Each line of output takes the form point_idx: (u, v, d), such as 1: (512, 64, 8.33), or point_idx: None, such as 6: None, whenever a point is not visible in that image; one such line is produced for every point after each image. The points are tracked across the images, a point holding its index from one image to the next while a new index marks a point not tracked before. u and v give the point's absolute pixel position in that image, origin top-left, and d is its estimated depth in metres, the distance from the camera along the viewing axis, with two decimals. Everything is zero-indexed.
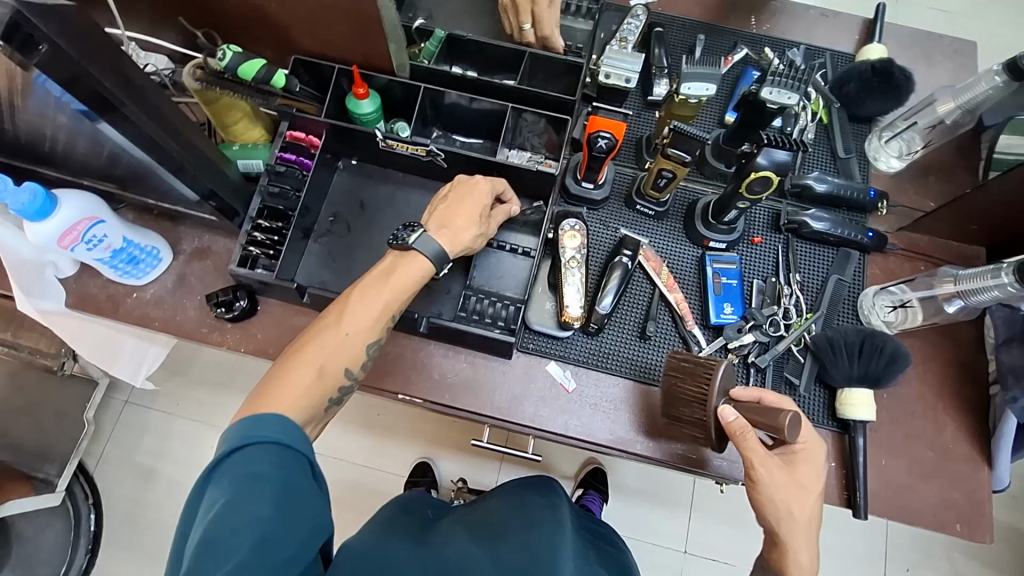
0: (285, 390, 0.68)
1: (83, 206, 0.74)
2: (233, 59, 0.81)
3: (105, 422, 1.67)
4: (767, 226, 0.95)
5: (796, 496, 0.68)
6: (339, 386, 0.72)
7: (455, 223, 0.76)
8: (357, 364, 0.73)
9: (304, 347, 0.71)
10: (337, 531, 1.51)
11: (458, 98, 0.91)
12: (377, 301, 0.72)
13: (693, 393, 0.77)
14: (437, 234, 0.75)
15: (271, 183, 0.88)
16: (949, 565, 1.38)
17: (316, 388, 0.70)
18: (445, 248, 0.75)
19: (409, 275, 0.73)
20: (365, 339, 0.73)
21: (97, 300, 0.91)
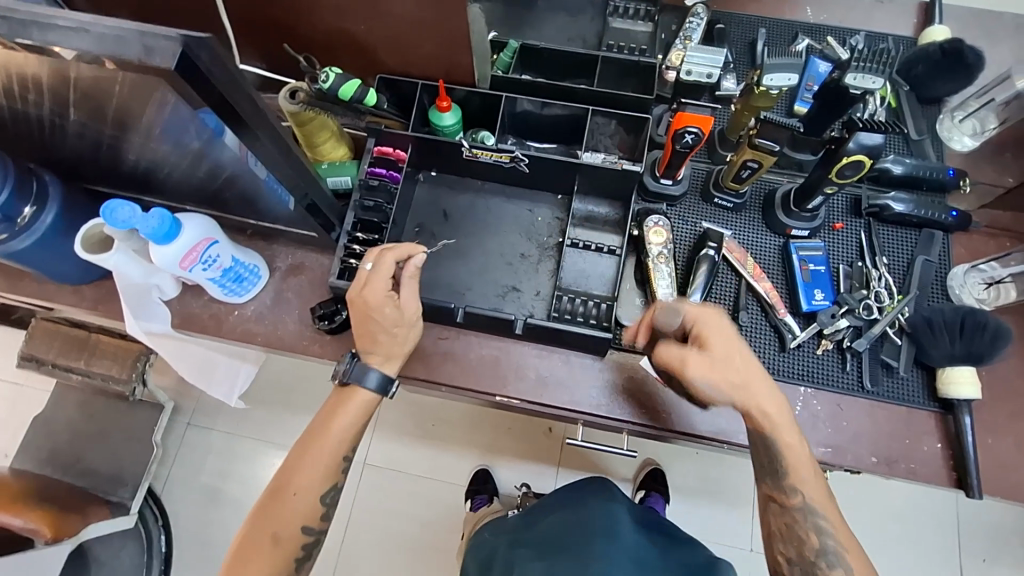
0: (250, 563, 0.80)
1: (201, 228, 0.78)
2: (335, 81, 0.83)
3: (170, 445, 1.71)
4: (847, 212, 0.95)
5: (724, 368, 0.73)
6: (303, 542, 0.84)
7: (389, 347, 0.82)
8: (313, 518, 0.84)
9: (260, 518, 0.82)
10: (404, 541, 1.52)
11: (530, 105, 0.94)
12: (324, 451, 0.83)
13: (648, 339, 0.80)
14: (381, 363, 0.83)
15: (363, 197, 0.91)
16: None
17: (279, 555, 0.82)
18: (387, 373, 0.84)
19: (350, 412, 0.84)
20: (318, 494, 0.84)
21: (200, 320, 0.95)
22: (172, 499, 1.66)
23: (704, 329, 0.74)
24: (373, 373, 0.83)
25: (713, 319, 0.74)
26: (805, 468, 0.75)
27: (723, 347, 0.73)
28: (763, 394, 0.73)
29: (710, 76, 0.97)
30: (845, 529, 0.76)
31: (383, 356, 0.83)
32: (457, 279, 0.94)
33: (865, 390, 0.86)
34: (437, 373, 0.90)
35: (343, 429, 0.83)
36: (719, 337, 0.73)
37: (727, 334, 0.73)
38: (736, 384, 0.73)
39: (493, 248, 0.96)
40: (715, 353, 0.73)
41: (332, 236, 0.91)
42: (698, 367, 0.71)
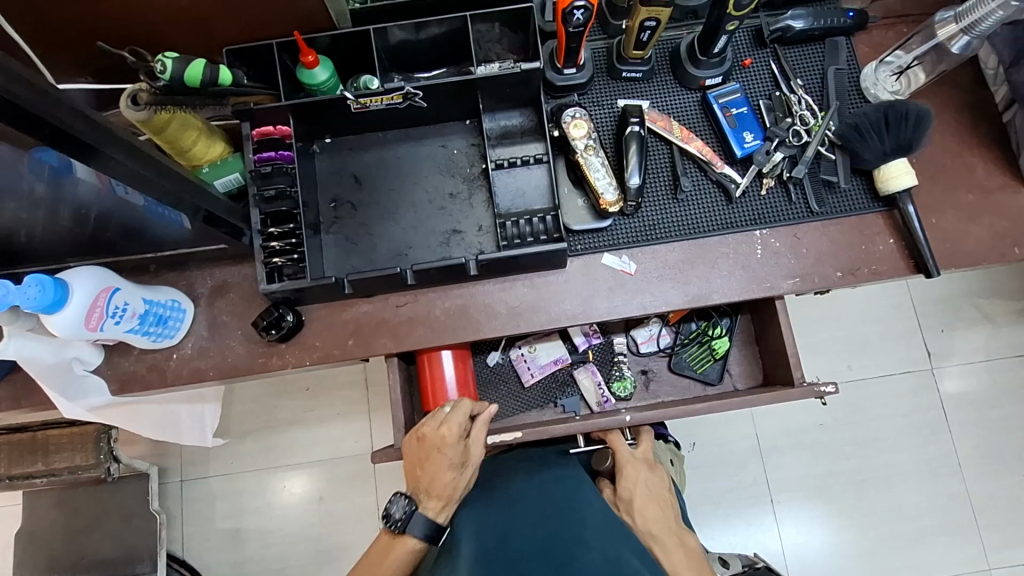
0: None
1: (94, 280, 0.69)
2: (175, 66, 0.71)
3: (171, 507, 1.64)
4: (751, 46, 0.93)
5: (654, 513, 0.92)
6: None
7: (438, 489, 0.84)
8: None
9: None
10: None
11: (402, 32, 0.85)
12: None
13: (651, 467, 0.96)
14: (426, 504, 0.85)
15: (261, 188, 0.82)
16: (977, 311, 1.55)
17: None
18: (435, 518, 0.85)
19: (399, 561, 0.83)
20: None
21: (142, 376, 0.86)
22: (196, 556, 1.62)
23: (625, 475, 0.94)
24: (422, 515, 0.84)
25: (635, 468, 0.95)
26: (660, 528, 0.91)
27: (639, 497, 0.93)
28: (663, 524, 0.91)
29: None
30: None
31: (433, 501, 0.85)
32: (394, 241, 0.88)
33: (814, 213, 0.88)
34: (409, 341, 0.87)
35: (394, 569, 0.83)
36: (626, 484, 0.94)
37: (656, 498, 0.94)
38: (651, 502, 0.93)
39: (419, 197, 0.90)
40: (629, 499, 0.93)
41: (245, 239, 0.83)
42: (626, 488, 0.93)
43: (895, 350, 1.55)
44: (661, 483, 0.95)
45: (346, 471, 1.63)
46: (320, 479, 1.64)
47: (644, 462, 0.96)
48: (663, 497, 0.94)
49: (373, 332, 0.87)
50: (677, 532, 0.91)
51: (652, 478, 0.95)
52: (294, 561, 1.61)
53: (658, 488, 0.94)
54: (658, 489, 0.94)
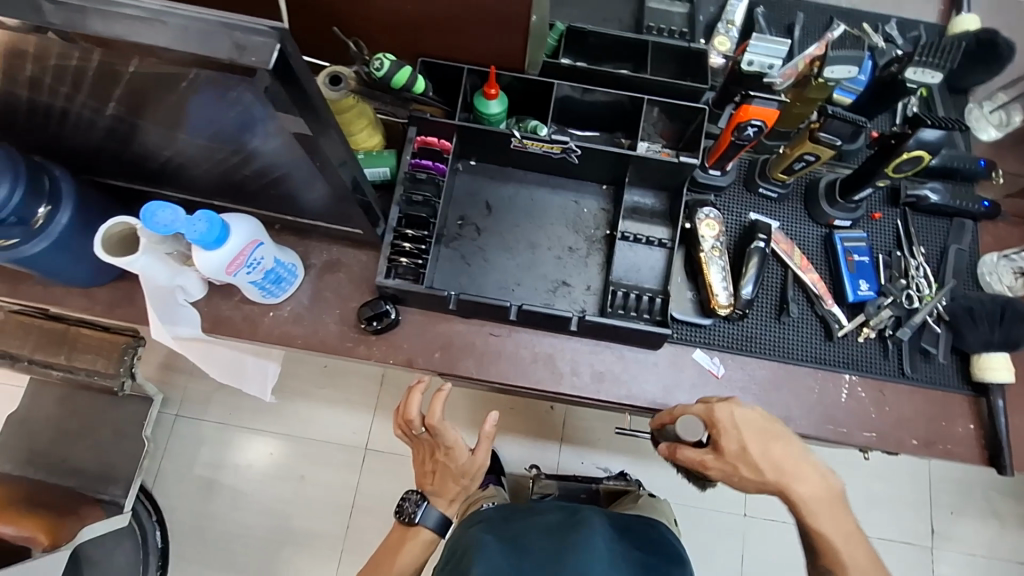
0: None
1: (249, 230, 0.72)
2: (392, 68, 0.77)
3: (159, 437, 1.64)
4: (884, 202, 0.98)
5: (779, 469, 0.74)
6: None
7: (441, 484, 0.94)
8: None
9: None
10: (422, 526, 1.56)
11: (571, 91, 0.90)
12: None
13: (756, 414, 0.76)
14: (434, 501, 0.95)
15: (410, 190, 0.86)
16: (988, 504, 1.54)
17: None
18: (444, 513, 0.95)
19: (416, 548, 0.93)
20: None
21: (230, 322, 0.89)
22: (164, 493, 1.61)
23: (724, 432, 0.75)
24: (434, 509, 0.94)
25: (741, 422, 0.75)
26: (794, 476, 0.74)
27: (757, 450, 0.74)
28: (808, 494, 0.74)
29: (772, 68, 0.86)
30: (857, 538, 0.75)
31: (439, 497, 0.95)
32: (506, 273, 0.92)
33: (905, 376, 0.90)
34: (489, 372, 0.89)
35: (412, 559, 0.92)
36: (728, 437, 0.75)
37: (771, 433, 0.75)
38: (768, 438, 0.75)
39: (540, 241, 0.94)
40: (735, 455, 0.75)
41: (377, 231, 0.86)
42: (728, 441, 0.75)
43: (903, 517, 1.53)
44: (796, 460, 0.75)
45: (339, 459, 1.63)
46: (311, 458, 1.63)
47: (743, 411, 0.76)
48: (804, 468, 0.75)
49: (457, 353, 0.89)
50: (825, 503, 0.75)
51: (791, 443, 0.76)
52: (258, 531, 1.59)
53: (767, 422, 0.76)
54: (792, 464, 0.75)
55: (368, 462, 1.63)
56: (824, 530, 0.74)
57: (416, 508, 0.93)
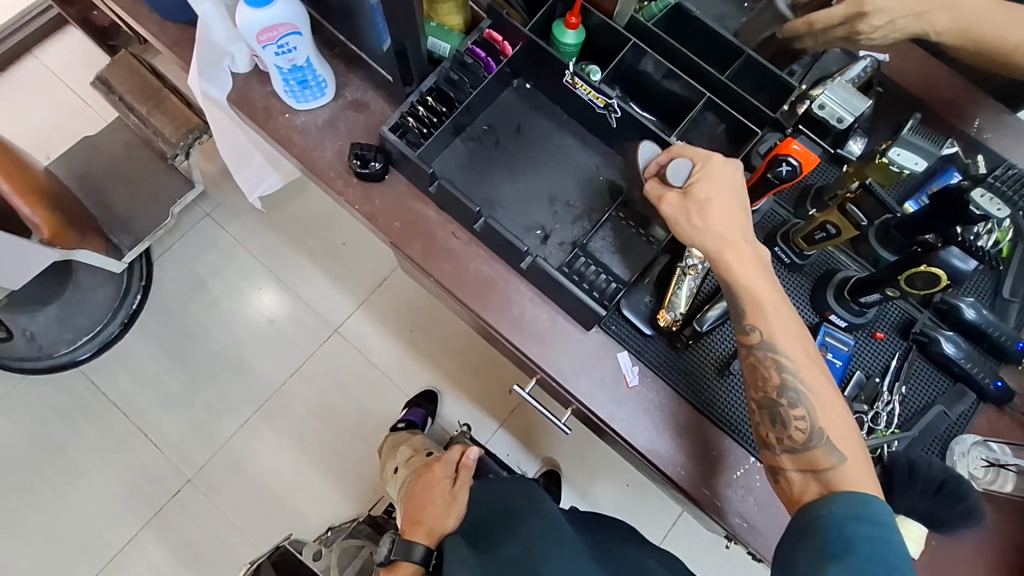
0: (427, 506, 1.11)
1: (289, 11, 0.78)
2: None
3: (185, 221, 1.74)
4: (895, 327, 0.89)
5: (729, 211, 0.75)
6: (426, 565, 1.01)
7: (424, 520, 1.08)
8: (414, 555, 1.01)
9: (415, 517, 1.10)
10: (345, 421, 1.64)
11: (654, 68, 0.90)
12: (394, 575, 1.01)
13: (727, 181, 0.76)
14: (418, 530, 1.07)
15: (451, 70, 0.89)
16: None
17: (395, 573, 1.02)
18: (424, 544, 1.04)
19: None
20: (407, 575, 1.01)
21: (253, 106, 0.95)
22: (161, 268, 1.71)
23: (704, 174, 0.76)
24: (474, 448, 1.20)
25: (721, 180, 0.76)
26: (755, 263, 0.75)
27: (718, 202, 0.75)
28: (783, 325, 0.75)
29: (840, 122, 0.89)
30: (834, 402, 0.75)
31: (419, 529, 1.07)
32: (497, 191, 0.92)
33: None
34: (431, 265, 0.89)
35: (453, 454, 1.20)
36: (705, 180, 0.76)
37: (732, 200, 0.76)
38: (727, 203, 0.75)
39: (543, 183, 0.93)
40: (702, 198, 0.75)
41: (405, 89, 0.89)
42: (701, 185, 0.76)
43: None
44: (787, 360, 0.74)
45: (309, 324, 1.69)
46: (285, 308, 1.70)
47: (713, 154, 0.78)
48: (794, 367, 0.74)
49: (414, 233, 0.90)
50: (822, 399, 0.74)
51: (783, 338, 0.75)
52: (212, 341, 1.66)
53: (738, 190, 0.77)
54: (784, 364, 0.74)
55: (330, 340, 1.69)
56: (804, 370, 0.74)
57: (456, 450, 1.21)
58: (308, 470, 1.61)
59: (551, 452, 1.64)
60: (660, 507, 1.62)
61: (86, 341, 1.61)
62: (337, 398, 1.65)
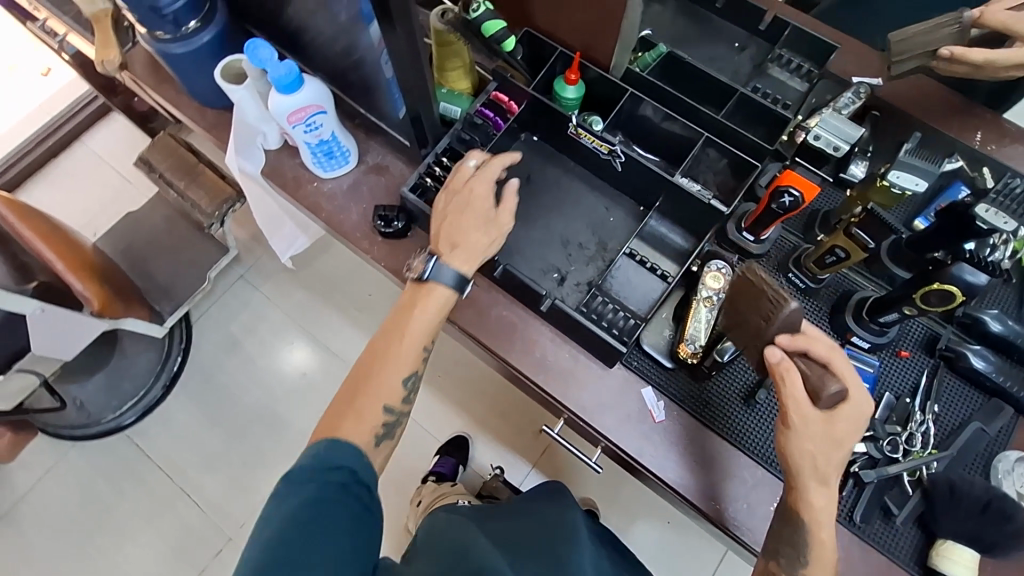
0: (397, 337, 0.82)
1: (316, 93, 0.85)
2: (484, 13, 0.88)
3: (221, 284, 1.84)
4: (919, 345, 0.89)
5: (825, 450, 0.73)
6: (398, 396, 0.82)
7: (459, 241, 0.83)
8: (395, 398, 0.82)
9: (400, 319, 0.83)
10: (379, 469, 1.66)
11: (653, 111, 0.94)
12: (406, 342, 0.82)
13: (842, 433, 0.73)
14: (451, 254, 0.82)
15: (464, 130, 0.96)
16: None
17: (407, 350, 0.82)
18: (464, 270, 0.83)
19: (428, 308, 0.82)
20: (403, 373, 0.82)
21: (284, 178, 1.03)
22: (200, 331, 1.79)
23: (849, 400, 0.72)
24: (448, 267, 0.82)
25: (862, 405, 0.73)
26: (823, 507, 0.74)
27: (842, 431, 0.73)
28: (825, 540, 0.74)
29: (836, 149, 0.91)
30: None
31: (462, 254, 0.83)
32: (514, 238, 0.97)
33: (851, 523, 0.81)
34: (454, 313, 0.94)
35: (477, 234, 0.83)
36: (847, 421, 0.72)
37: (852, 424, 0.73)
38: (835, 438, 0.72)
39: (556, 228, 0.98)
40: (831, 431, 0.72)
41: (421, 152, 0.96)
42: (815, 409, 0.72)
43: None
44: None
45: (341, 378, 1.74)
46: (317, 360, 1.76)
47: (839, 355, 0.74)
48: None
49: None
50: None
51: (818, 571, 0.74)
52: (248, 399, 1.72)
53: (857, 413, 0.73)
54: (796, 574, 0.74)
55: None
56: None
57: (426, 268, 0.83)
58: None
59: (588, 491, 1.62)
60: (702, 546, 1.58)
61: (132, 405, 1.68)
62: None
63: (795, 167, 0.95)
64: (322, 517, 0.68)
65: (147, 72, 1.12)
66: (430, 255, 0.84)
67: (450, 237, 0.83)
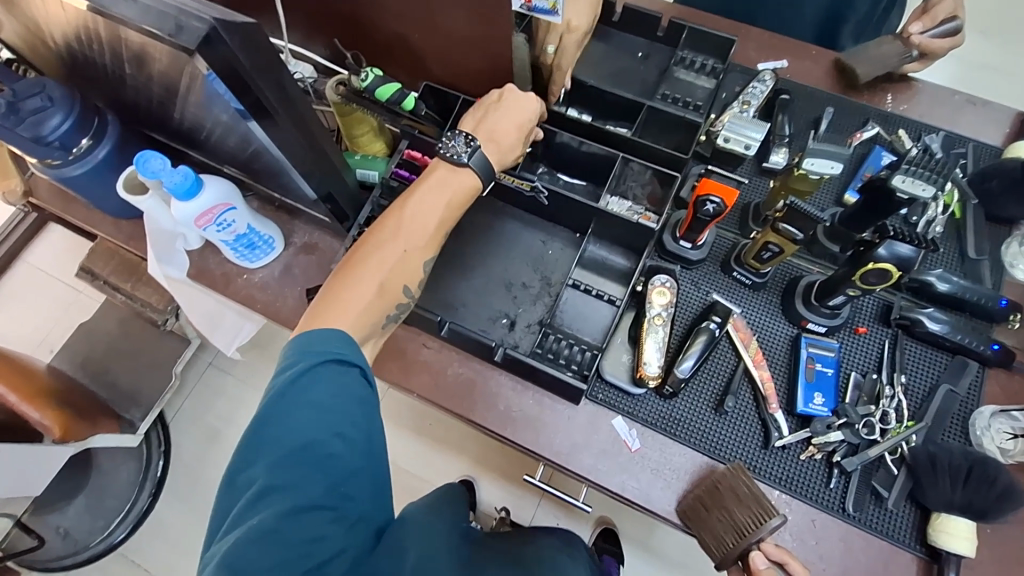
0: (371, 264, 0.75)
1: (221, 193, 0.82)
2: (374, 81, 0.88)
3: (189, 377, 1.78)
4: (874, 317, 0.89)
5: None
6: (396, 303, 0.78)
7: (495, 129, 0.81)
8: (413, 284, 0.79)
9: (365, 257, 0.76)
10: None
11: (569, 139, 0.94)
12: (404, 231, 0.77)
13: None
14: (486, 147, 0.80)
15: (384, 196, 0.95)
16: None
17: (378, 300, 0.75)
18: (492, 164, 0.81)
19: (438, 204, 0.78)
20: (386, 312, 0.76)
21: (213, 276, 1.00)
22: (176, 430, 1.73)
23: None
24: (483, 155, 0.79)
25: None
26: None
27: None
28: None
29: (750, 148, 0.90)
30: None
31: (493, 147, 0.80)
32: (456, 292, 0.95)
33: (846, 514, 0.79)
34: (411, 380, 0.91)
35: (512, 133, 0.81)
36: None
37: None
38: None
39: (496, 272, 0.96)
40: None
41: (345, 226, 0.95)
42: None
43: None
44: None
45: None
46: None
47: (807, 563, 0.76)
48: None
49: (388, 354, 0.92)
50: None
51: None
52: None
53: None
54: None
55: None
56: None
57: (464, 150, 0.78)
58: None
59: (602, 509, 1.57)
60: None
61: (120, 521, 1.60)
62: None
63: (711, 173, 0.96)
64: (326, 466, 0.63)
65: (55, 194, 1.08)
66: (463, 134, 0.79)
67: (484, 133, 0.80)
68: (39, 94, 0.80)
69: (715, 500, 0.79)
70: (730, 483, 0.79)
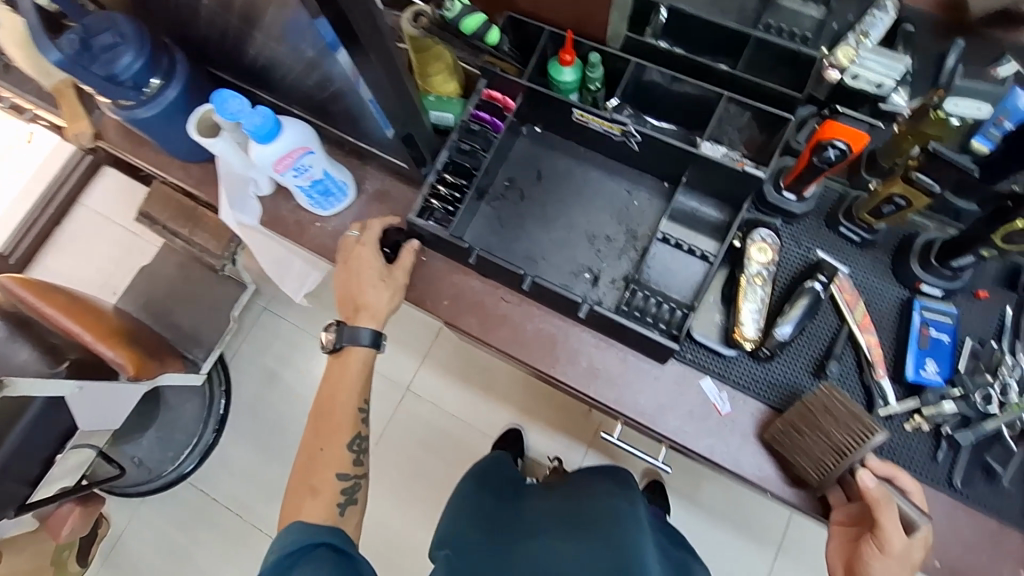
0: (330, 416, 0.85)
1: (299, 135, 0.79)
2: (460, 11, 0.83)
3: (246, 321, 1.82)
4: (998, 281, 0.81)
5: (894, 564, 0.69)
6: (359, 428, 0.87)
7: (352, 297, 0.86)
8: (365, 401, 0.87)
9: (322, 405, 0.86)
10: (435, 476, 1.60)
11: (660, 76, 0.86)
12: (348, 368, 0.86)
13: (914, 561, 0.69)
14: (358, 318, 0.86)
15: (462, 140, 0.89)
16: None
17: (340, 439, 0.85)
18: (374, 329, 0.86)
19: (356, 370, 0.87)
20: (348, 442, 0.85)
21: (285, 224, 0.98)
22: (237, 371, 1.78)
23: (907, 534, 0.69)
24: (362, 331, 0.86)
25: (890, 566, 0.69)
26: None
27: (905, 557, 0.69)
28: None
29: (881, 87, 0.82)
30: None
31: (348, 311, 0.87)
32: (536, 245, 0.90)
33: (953, 488, 0.75)
34: (488, 335, 0.88)
35: (363, 283, 0.86)
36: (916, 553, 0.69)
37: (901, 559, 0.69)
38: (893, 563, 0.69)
39: (578, 222, 0.91)
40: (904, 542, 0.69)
41: (421, 171, 0.90)
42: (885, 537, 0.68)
43: None
44: None
45: (380, 391, 1.66)
46: None
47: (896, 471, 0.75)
48: None
49: (466, 307, 0.90)
50: None
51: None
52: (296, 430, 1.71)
53: None
54: None
55: (405, 402, 1.65)
56: None
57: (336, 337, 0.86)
58: (418, 528, 1.57)
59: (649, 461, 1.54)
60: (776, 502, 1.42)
61: (188, 453, 1.68)
62: (423, 453, 1.62)
63: (837, 116, 0.85)
64: None
65: (122, 135, 1.06)
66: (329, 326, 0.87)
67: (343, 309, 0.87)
68: (110, 30, 0.79)
69: (807, 421, 0.75)
70: (823, 403, 0.76)
